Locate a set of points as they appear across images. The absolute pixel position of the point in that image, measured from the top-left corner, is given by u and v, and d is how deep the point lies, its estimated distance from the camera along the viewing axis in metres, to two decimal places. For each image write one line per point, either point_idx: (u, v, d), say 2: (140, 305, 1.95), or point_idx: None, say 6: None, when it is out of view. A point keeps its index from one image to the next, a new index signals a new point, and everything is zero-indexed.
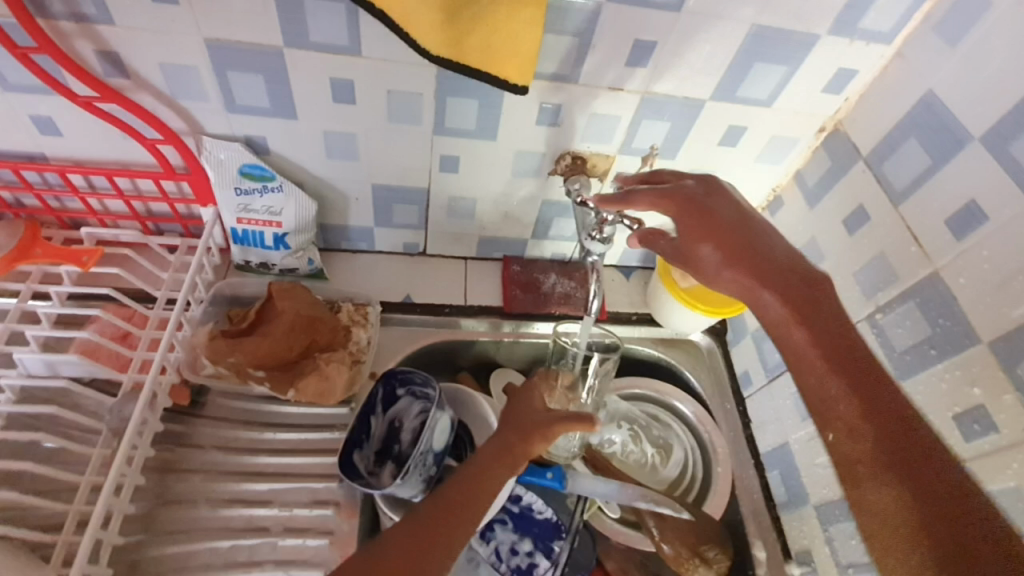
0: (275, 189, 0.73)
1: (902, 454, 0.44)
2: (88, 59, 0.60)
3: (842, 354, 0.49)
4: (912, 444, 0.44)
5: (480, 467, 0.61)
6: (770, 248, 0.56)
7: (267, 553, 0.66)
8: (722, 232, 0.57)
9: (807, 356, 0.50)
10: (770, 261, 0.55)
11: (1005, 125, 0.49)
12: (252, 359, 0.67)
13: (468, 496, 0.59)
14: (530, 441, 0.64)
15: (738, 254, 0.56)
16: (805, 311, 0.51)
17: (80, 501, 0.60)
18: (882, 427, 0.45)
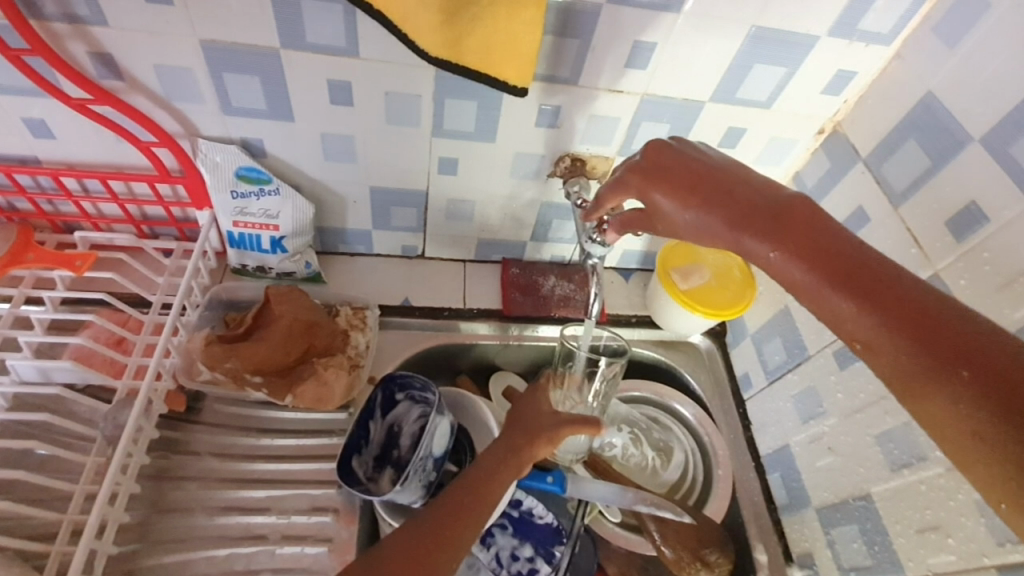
0: (272, 192, 0.72)
1: (954, 353, 0.38)
2: (81, 61, 0.59)
3: (848, 268, 0.43)
4: (954, 340, 0.38)
5: (487, 470, 0.60)
6: (736, 180, 0.51)
7: (265, 561, 0.65)
8: (687, 180, 0.53)
9: (809, 284, 0.44)
10: (741, 196, 0.50)
11: (1005, 126, 0.49)
12: (249, 364, 0.66)
13: (474, 499, 0.58)
14: (536, 442, 0.64)
15: (707, 198, 0.51)
16: (795, 240, 0.46)
17: (73, 509, 0.59)
18: (916, 334, 0.40)
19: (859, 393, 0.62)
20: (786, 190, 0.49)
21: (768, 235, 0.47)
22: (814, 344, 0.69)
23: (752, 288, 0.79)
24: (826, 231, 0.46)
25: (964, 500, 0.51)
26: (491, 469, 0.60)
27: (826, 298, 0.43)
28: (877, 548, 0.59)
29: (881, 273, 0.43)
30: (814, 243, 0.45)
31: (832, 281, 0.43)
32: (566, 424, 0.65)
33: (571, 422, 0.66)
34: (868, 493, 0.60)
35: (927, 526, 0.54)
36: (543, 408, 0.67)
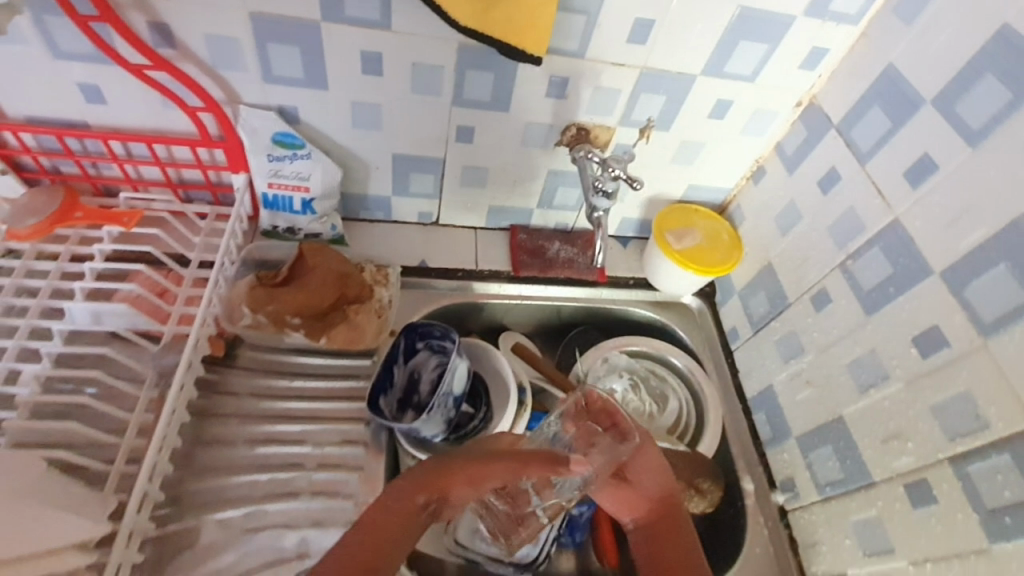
0: (304, 156, 0.79)
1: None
2: (140, 30, 0.66)
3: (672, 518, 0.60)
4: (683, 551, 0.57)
5: (410, 490, 0.54)
6: (647, 458, 0.62)
7: (303, 485, 0.72)
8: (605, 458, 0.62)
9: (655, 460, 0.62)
10: (642, 460, 0.62)
11: (951, 88, 0.57)
12: (291, 307, 0.74)
13: (375, 548, 0.50)
14: (468, 474, 0.56)
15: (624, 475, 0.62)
16: (659, 517, 0.60)
17: (129, 436, 0.65)
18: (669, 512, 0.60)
19: (833, 330, 0.70)
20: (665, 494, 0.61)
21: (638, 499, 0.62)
22: (793, 292, 0.77)
23: (738, 250, 0.87)
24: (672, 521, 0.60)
25: (920, 407, 0.59)
26: (439, 474, 0.55)
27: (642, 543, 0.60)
28: (848, 462, 0.67)
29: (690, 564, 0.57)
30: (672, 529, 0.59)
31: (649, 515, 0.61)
32: (517, 460, 0.57)
33: (541, 460, 0.58)
34: (840, 415, 0.68)
35: (891, 435, 0.62)
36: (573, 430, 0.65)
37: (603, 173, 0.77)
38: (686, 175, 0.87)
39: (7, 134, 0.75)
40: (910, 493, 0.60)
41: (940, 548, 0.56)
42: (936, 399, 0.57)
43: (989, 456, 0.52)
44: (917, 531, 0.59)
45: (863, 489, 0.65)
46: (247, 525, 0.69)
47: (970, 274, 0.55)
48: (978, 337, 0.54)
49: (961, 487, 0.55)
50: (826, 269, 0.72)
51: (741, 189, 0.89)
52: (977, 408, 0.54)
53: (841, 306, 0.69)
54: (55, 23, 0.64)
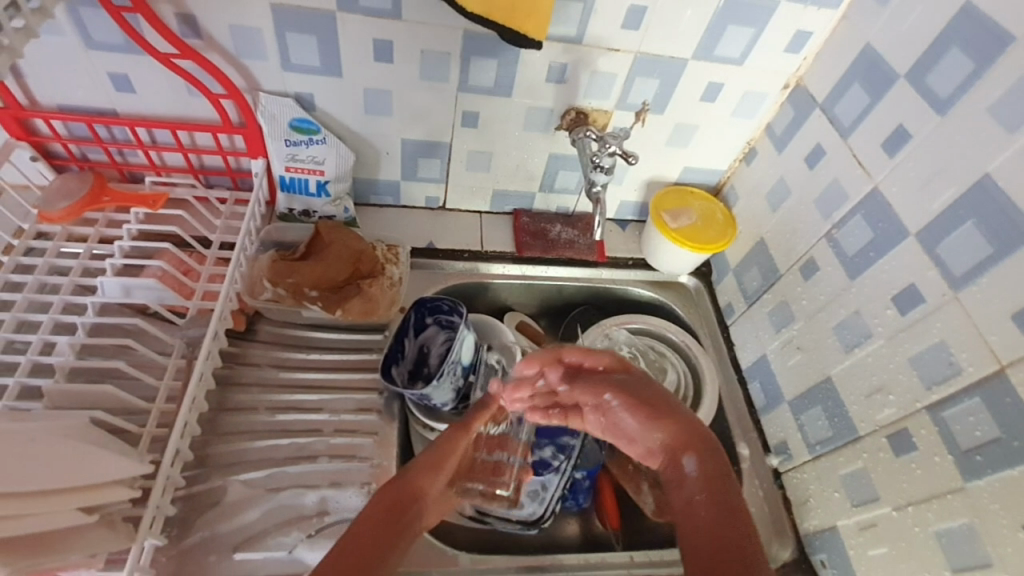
0: (319, 141, 0.84)
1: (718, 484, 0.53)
2: (170, 22, 0.71)
3: (706, 445, 0.57)
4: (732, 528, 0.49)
5: (389, 497, 0.62)
6: (676, 407, 0.60)
7: (321, 449, 0.76)
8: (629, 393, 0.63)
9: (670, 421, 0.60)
10: (654, 391, 0.63)
11: (922, 63, 0.62)
12: (309, 279, 0.79)
13: (377, 537, 0.57)
14: (431, 465, 0.66)
15: (642, 404, 0.61)
16: (691, 440, 0.57)
17: (160, 400, 0.69)
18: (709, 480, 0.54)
19: (820, 296, 0.74)
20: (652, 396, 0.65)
21: (671, 427, 0.58)
22: (784, 264, 0.81)
23: (732, 228, 0.91)
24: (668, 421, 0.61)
25: (902, 361, 0.63)
26: (412, 481, 0.64)
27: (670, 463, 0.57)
28: (836, 419, 0.71)
29: (722, 484, 0.54)
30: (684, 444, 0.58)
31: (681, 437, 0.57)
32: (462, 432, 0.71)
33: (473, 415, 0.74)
34: (829, 376, 0.72)
35: (875, 389, 0.66)
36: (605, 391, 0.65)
37: (601, 148, 0.81)
38: (681, 157, 0.92)
39: (40, 121, 0.80)
40: (893, 442, 0.63)
41: (921, 491, 0.60)
42: (915, 352, 0.61)
43: (964, 401, 0.56)
44: (900, 478, 0.62)
45: (850, 443, 0.69)
46: (270, 485, 0.73)
47: (943, 233, 0.59)
48: (951, 290, 0.58)
49: (939, 432, 0.59)
50: (813, 240, 0.76)
51: (734, 171, 0.93)
52: (952, 357, 0.58)
53: (828, 274, 0.73)
54: (91, 15, 0.69)
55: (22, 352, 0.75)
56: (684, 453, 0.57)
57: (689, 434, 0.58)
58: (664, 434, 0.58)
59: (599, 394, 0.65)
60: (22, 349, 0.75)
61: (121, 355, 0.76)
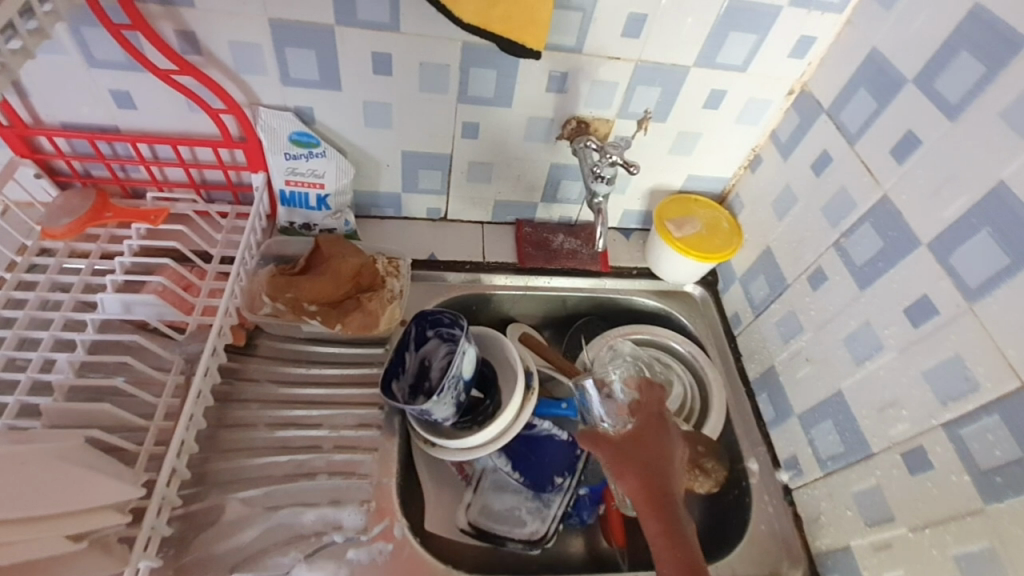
0: (319, 154, 0.84)
1: (654, 501, 0.67)
2: (169, 39, 0.71)
3: (665, 497, 0.67)
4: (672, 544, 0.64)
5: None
6: (663, 471, 0.69)
7: (321, 466, 0.75)
8: (628, 459, 0.70)
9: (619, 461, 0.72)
10: (638, 453, 0.71)
11: (930, 68, 0.60)
12: (308, 294, 0.78)
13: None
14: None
15: (628, 466, 0.70)
16: (652, 495, 0.67)
17: (158, 418, 0.69)
18: (665, 521, 0.66)
19: (829, 307, 0.72)
20: (649, 445, 0.73)
21: (641, 479, 0.69)
22: (791, 274, 0.79)
23: (738, 237, 0.89)
24: (650, 448, 0.72)
25: (915, 375, 0.61)
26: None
27: (641, 524, 0.67)
28: (848, 434, 0.69)
29: (679, 528, 0.65)
30: (643, 472, 0.69)
31: (640, 488, 0.68)
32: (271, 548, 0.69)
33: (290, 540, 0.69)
34: (839, 389, 0.70)
35: (887, 404, 0.64)
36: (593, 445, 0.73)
37: (602, 159, 0.80)
38: (685, 165, 0.90)
39: (42, 138, 0.81)
40: (907, 459, 0.61)
41: (937, 512, 0.58)
42: (928, 365, 0.59)
43: (981, 417, 0.54)
44: (915, 497, 0.60)
45: (863, 460, 0.67)
46: (269, 503, 0.72)
47: (956, 242, 0.57)
48: (964, 302, 0.56)
49: (956, 450, 0.57)
50: (821, 249, 0.74)
51: (739, 178, 0.92)
52: (967, 371, 0.55)
53: (837, 283, 0.71)
54: (91, 34, 0.70)
55: (24, 369, 0.75)
56: (641, 504, 0.68)
57: (653, 489, 0.68)
58: (630, 491, 0.69)
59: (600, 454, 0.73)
60: (23, 366, 0.75)
61: (121, 372, 0.76)
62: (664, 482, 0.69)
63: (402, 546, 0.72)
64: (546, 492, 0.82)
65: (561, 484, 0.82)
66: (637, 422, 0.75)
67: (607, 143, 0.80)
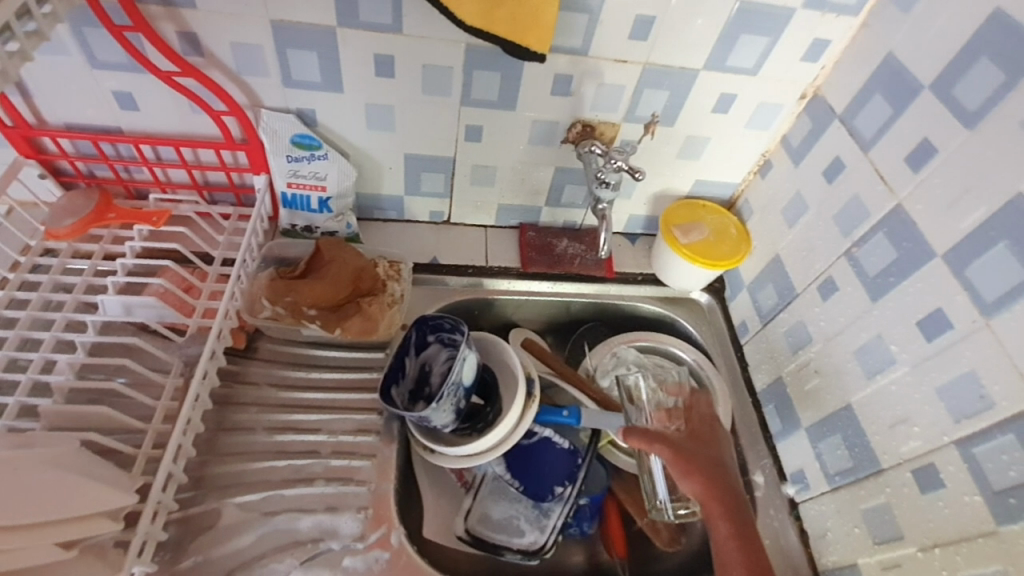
0: (321, 157, 0.83)
1: (726, 503, 0.66)
2: (171, 40, 0.70)
3: (731, 497, 0.67)
4: (748, 548, 0.63)
5: None
6: (725, 472, 0.69)
7: (319, 471, 0.75)
8: (692, 458, 0.69)
9: (683, 463, 0.69)
10: (700, 451, 0.70)
11: (948, 73, 0.58)
12: (308, 298, 0.78)
13: None
14: None
15: (694, 465, 0.68)
16: (719, 494, 0.66)
17: (156, 421, 0.68)
18: (738, 525, 0.64)
19: (839, 318, 0.70)
20: (707, 447, 0.72)
21: (707, 478, 0.68)
22: (801, 283, 0.77)
23: (746, 244, 0.88)
24: (708, 451, 0.71)
25: (928, 391, 0.58)
26: None
27: (711, 527, 0.65)
28: (857, 450, 0.67)
29: (748, 527, 0.65)
30: (712, 475, 0.68)
31: (710, 487, 0.66)
32: None
33: None
34: (848, 403, 0.68)
35: (898, 420, 0.62)
36: (653, 440, 0.70)
37: (606, 164, 0.79)
38: (693, 170, 0.89)
39: (47, 139, 0.81)
40: (918, 478, 0.59)
41: (949, 534, 0.56)
42: (941, 382, 0.57)
43: (997, 438, 0.52)
44: (926, 516, 0.58)
45: (872, 477, 0.65)
46: (266, 508, 0.72)
47: (972, 255, 0.55)
48: (980, 317, 0.54)
49: (969, 470, 0.54)
50: (832, 259, 0.72)
51: (749, 184, 0.90)
52: (982, 389, 0.53)
53: (847, 294, 0.69)
54: (94, 35, 0.69)
55: (25, 369, 0.75)
56: (711, 504, 0.66)
57: (719, 489, 0.67)
58: (697, 492, 0.67)
59: (659, 451, 0.70)
60: (24, 366, 0.75)
61: (121, 373, 0.75)
62: (728, 481, 0.68)
63: (398, 554, 0.71)
64: (545, 501, 0.80)
65: (561, 493, 0.80)
66: (687, 426, 0.75)
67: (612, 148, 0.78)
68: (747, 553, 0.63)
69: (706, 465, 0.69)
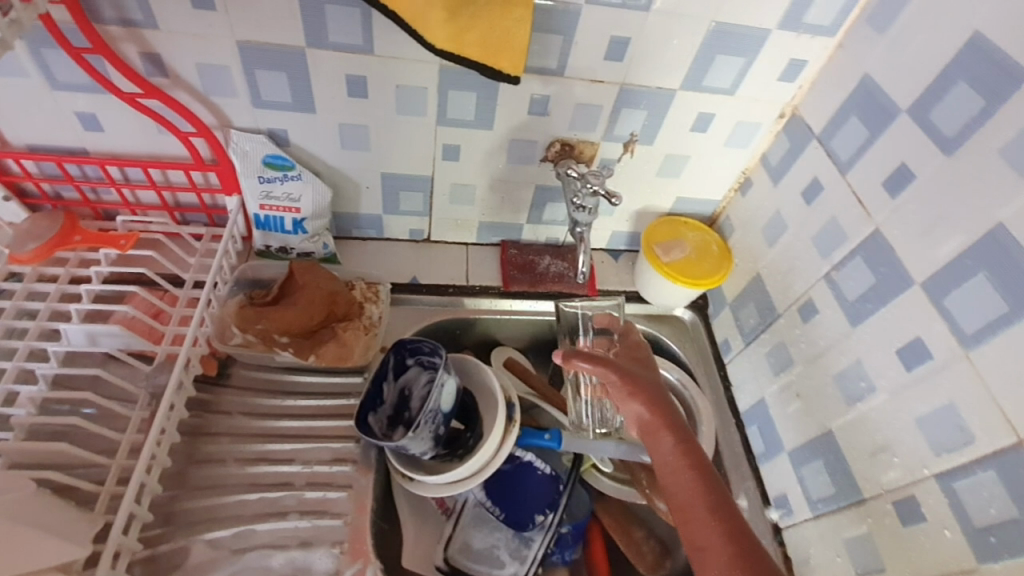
0: (295, 177, 0.81)
1: (671, 423, 0.65)
2: (134, 61, 0.68)
3: (675, 417, 0.66)
4: (699, 469, 0.62)
5: None
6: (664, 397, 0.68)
7: (292, 504, 0.73)
8: (636, 381, 0.68)
9: (624, 388, 0.68)
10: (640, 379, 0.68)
11: (926, 97, 0.57)
12: (278, 325, 0.74)
13: None
14: None
15: (638, 388, 0.68)
16: (664, 414, 0.66)
17: (122, 456, 0.66)
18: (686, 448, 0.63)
19: (819, 340, 0.69)
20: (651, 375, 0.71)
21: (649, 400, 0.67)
22: (781, 303, 0.77)
23: (728, 261, 0.87)
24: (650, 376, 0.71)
25: (907, 421, 0.58)
26: None
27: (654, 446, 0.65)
28: (839, 476, 0.66)
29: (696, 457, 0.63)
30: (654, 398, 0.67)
31: (653, 407, 0.66)
32: None
33: None
34: (829, 428, 0.67)
35: (878, 448, 0.61)
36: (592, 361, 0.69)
37: (583, 187, 0.78)
38: (674, 188, 0.88)
39: (9, 161, 0.78)
40: (899, 507, 0.59)
41: (931, 567, 0.55)
42: (921, 411, 0.57)
43: (976, 472, 0.52)
44: (908, 547, 0.58)
45: (854, 504, 0.64)
46: (237, 545, 0.69)
47: (950, 284, 0.54)
48: (959, 348, 0.53)
49: (949, 502, 0.54)
50: (811, 280, 0.71)
51: (729, 201, 0.89)
52: (961, 421, 0.53)
53: (827, 317, 0.68)
54: (52, 56, 0.67)
55: None
56: (655, 424, 0.66)
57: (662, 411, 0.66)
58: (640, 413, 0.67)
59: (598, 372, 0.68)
60: None
61: (87, 405, 0.73)
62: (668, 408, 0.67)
63: None
64: (526, 529, 0.79)
65: (542, 522, 0.79)
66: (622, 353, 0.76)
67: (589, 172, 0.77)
68: (698, 475, 0.62)
69: (649, 388, 0.68)
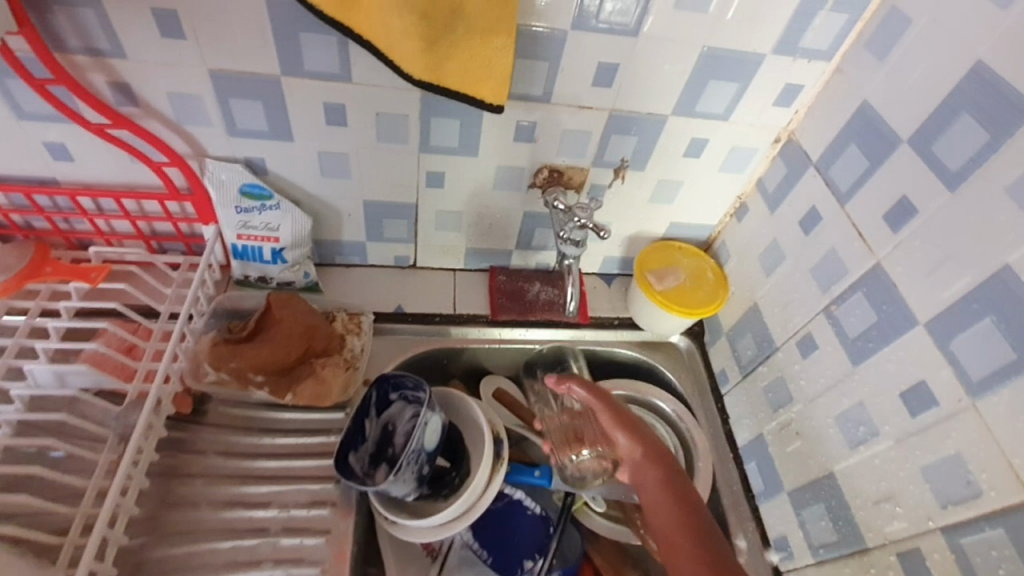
0: (273, 207, 0.78)
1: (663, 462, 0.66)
2: (103, 91, 0.66)
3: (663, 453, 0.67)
4: (690, 505, 0.62)
5: None
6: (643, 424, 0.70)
7: (267, 552, 0.69)
8: (623, 416, 0.71)
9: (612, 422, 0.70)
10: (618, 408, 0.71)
11: (928, 128, 0.54)
12: (252, 364, 0.72)
13: None
14: None
15: (625, 422, 0.70)
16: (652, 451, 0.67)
17: (86, 503, 0.63)
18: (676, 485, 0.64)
19: (819, 378, 0.66)
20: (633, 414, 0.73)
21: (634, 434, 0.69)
22: (780, 336, 0.73)
23: (724, 289, 0.84)
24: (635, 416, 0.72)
25: (913, 470, 0.55)
26: None
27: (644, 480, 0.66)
28: (841, 523, 0.63)
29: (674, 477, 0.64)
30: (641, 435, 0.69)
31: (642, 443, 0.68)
32: None
33: None
34: (831, 471, 0.64)
35: (883, 497, 0.58)
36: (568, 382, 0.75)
37: (569, 222, 0.76)
38: (667, 213, 0.85)
39: None
40: (904, 562, 0.55)
41: None
42: (928, 462, 0.53)
43: (985, 530, 0.48)
44: None
45: (857, 554, 0.60)
46: None
47: (956, 329, 0.51)
48: (967, 397, 0.50)
49: (957, 560, 0.51)
50: (810, 314, 0.68)
51: (725, 226, 0.86)
52: (970, 475, 0.49)
53: (827, 354, 0.65)
54: (16, 86, 0.65)
55: None
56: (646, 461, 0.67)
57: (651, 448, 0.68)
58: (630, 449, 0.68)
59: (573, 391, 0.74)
60: None
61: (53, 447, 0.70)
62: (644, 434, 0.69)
63: None
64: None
65: (530, 568, 0.75)
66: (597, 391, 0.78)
67: (575, 205, 0.76)
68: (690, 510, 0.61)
69: (634, 424, 0.70)
